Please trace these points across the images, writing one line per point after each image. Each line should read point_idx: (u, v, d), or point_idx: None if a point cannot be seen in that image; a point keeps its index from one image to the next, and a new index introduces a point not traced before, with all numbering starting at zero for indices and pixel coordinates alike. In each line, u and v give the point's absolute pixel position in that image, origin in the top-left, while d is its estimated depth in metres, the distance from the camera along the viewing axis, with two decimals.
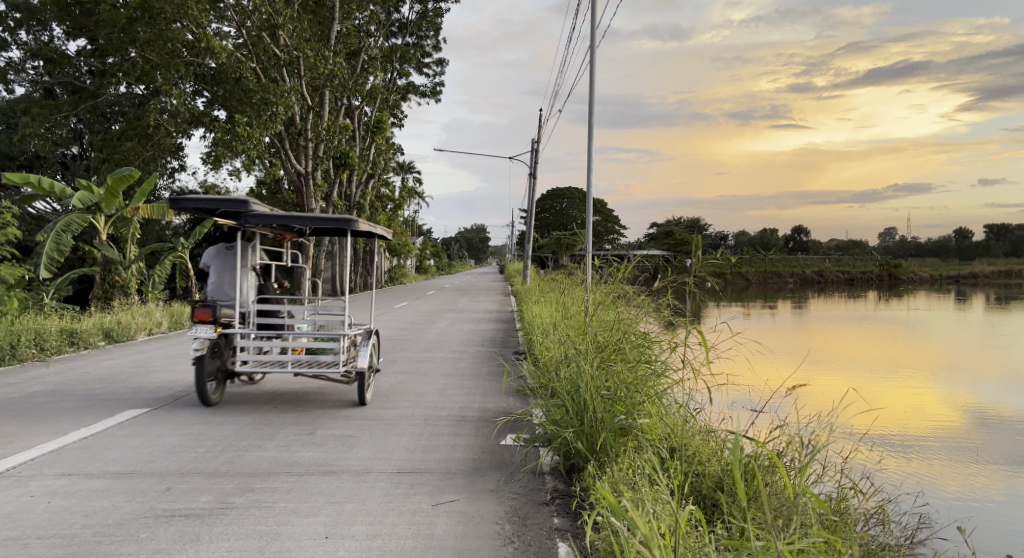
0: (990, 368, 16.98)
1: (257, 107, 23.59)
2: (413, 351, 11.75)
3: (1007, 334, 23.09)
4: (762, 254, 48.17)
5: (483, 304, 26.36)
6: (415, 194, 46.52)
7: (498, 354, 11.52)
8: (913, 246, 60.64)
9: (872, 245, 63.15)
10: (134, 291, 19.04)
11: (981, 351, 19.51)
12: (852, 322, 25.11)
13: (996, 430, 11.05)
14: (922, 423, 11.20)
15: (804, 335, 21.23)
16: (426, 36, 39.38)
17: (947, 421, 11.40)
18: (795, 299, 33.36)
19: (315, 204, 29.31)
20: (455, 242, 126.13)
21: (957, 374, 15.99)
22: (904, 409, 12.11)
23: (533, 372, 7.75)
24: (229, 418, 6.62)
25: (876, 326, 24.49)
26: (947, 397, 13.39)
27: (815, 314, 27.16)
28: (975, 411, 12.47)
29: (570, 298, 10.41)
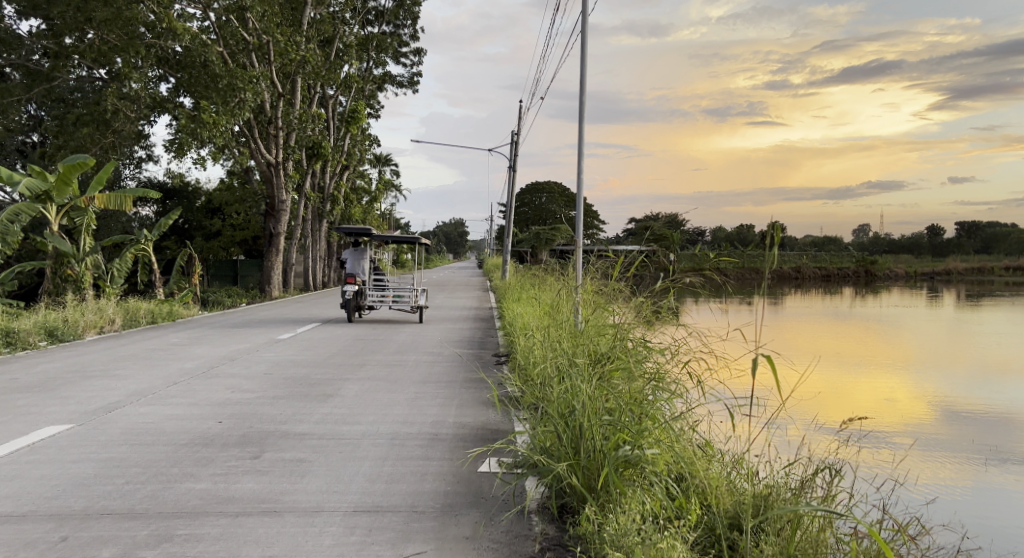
0: (960, 361, 16.65)
1: (224, 93, 22.64)
2: (384, 353, 10.87)
3: (978, 329, 22.82)
4: None
5: (460, 300, 25.47)
6: (392, 187, 45.41)
7: (476, 357, 10.67)
8: (887, 243, 60.62)
9: (847, 241, 63.05)
10: (87, 287, 17.88)
11: (951, 345, 19.18)
12: (824, 317, 24.71)
13: (967, 423, 10.45)
14: (896, 415, 10.66)
15: (775, 329, 20.75)
16: (404, 25, 38.23)
17: (919, 414, 10.91)
18: (772, 295, 32.86)
19: (286, 195, 28.26)
20: (432, 236, 125.07)
21: (924, 368, 15.50)
22: (873, 402, 11.52)
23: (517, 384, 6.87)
24: (164, 437, 5.72)
25: (848, 320, 24.13)
26: (921, 391, 12.93)
27: (790, 310, 26.70)
28: (942, 403, 11.91)
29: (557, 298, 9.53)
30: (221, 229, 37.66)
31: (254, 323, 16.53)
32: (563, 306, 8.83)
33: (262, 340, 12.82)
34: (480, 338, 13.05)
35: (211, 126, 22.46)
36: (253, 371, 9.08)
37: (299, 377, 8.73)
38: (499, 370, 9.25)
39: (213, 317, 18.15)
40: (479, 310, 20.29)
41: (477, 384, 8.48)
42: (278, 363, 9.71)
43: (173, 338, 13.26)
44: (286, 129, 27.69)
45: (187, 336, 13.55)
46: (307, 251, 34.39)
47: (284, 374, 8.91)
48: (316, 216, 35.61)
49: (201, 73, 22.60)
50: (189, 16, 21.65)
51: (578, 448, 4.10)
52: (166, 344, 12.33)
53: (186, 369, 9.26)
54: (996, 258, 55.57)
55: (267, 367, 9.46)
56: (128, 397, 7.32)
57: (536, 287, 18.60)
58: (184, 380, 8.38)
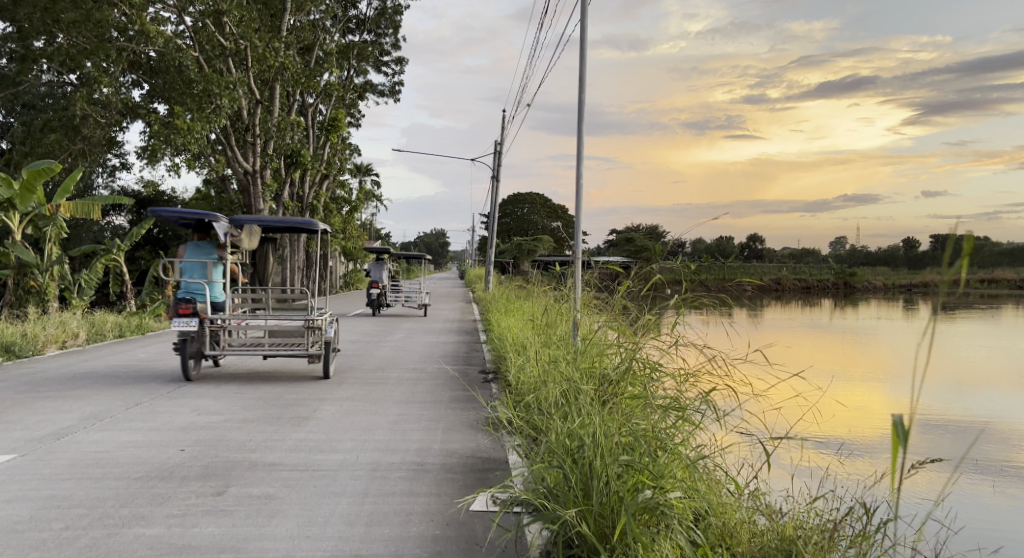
0: (938, 372, 16.37)
1: (199, 99, 21.98)
2: (364, 369, 10.29)
3: (955, 340, 22.67)
4: None
5: (441, 312, 24.85)
6: (373, 197, 44.74)
7: (462, 374, 10.10)
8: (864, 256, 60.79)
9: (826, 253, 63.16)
10: (51, 298, 17.11)
11: (927, 356, 18.96)
12: (803, 328, 24.47)
13: (945, 432, 10.11)
14: (870, 424, 10.32)
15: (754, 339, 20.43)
16: (385, 33, 37.70)
17: (894, 423, 10.59)
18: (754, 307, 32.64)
19: (264, 204, 27.57)
20: (414, 248, 124.24)
21: (901, 380, 15.09)
22: (852, 414, 11.05)
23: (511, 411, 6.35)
24: (118, 470, 5.13)
25: (827, 331, 23.89)
26: (898, 400, 12.64)
27: (770, 321, 26.44)
28: (921, 414, 11.51)
29: (556, 314, 8.93)
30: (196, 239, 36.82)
31: None
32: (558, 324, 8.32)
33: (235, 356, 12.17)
34: (465, 353, 12.47)
35: (186, 132, 21.72)
36: (224, 391, 8.46)
37: (273, 397, 8.12)
38: (489, 389, 8.67)
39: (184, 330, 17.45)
40: (462, 323, 19.71)
41: (465, 404, 7.90)
42: (251, 382, 9.09)
43: (141, 352, 12.60)
44: (264, 136, 26.93)
45: (156, 351, 12.88)
46: (285, 261, 33.61)
47: (257, 394, 8.30)
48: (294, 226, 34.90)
49: (177, 78, 22.01)
50: (164, 20, 21.07)
51: (586, 491, 3.60)
52: (134, 360, 11.66)
53: (152, 388, 8.63)
54: (973, 271, 55.88)
55: (239, 386, 8.83)
56: (84, 421, 6.70)
57: (524, 300, 18.03)
58: (147, 401, 7.75)
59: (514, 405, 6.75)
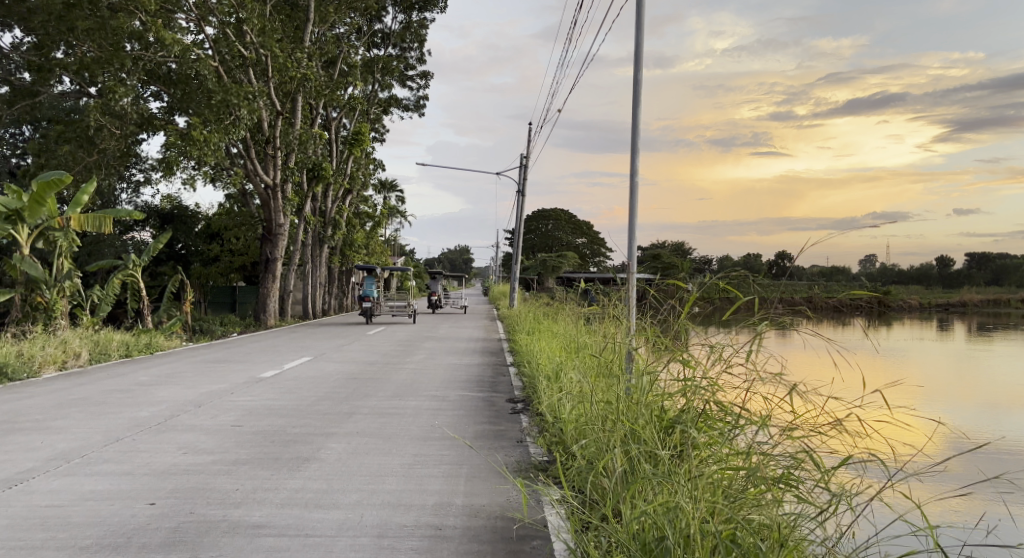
0: (983, 392, 15.19)
1: (218, 109, 21.31)
2: (380, 397, 9.30)
3: (999, 361, 21.30)
4: None
5: (465, 330, 23.80)
6: (397, 213, 44.03)
7: (489, 403, 9.06)
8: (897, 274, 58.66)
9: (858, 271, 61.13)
10: (59, 316, 16.29)
11: (969, 376, 17.79)
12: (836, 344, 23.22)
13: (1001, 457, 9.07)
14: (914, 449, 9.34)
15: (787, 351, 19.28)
16: (410, 47, 37.07)
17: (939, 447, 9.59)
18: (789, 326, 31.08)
19: (284, 219, 26.86)
20: (439, 264, 123.71)
21: (931, 400, 13.87)
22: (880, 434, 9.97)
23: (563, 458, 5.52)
24: (65, 535, 4.16)
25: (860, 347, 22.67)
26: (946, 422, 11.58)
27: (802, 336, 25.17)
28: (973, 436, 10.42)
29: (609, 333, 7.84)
30: (219, 254, 36.34)
31: (241, 355, 14.99)
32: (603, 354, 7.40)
33: (244, 378, 11.28)
34: (490, 377, 11.48)
35: (203, 143, 21.06)
36: (220, 423, 7.50)
37: (273, 432, 7.14)
38: (519, 422, 7.63)
39: (196, 349, 16.62)
40: (487, 343, 18.71)
41: (492, 439, 6.87)
42: (253, 412, 8.13)
43: (144, 375, 11.73)
44: (284, 149, 26.21)
45: (161, 372, 12.03)
46: (306, 277, 32.90)
47: (256, 428, 7.32)
48: (317, 241, 34.25)
49: (195, 89, 21.51)
50: (183, 29, 20.46)
51: None
52: (133, 382, 10.79)
53: (142, 418, 7.72)
54: (1014, 290, 53.54)
55: (239, 417, 7.87)
56: (51, 461, 5.77)
57: (554, 320, 16.95)
58: (129, 435, 6.80)
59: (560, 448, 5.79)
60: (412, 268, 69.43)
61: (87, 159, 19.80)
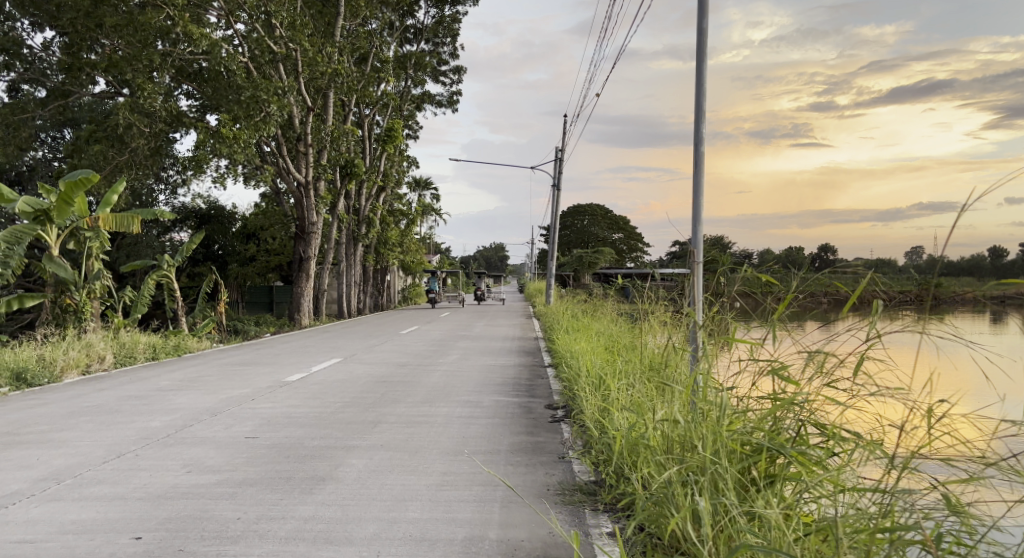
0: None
1: (247, 106, 20.95)
2: (410, 403, 8.64)
3: None
4: None
5: (501, 328, 23.12)
6: (432, 210, 43.55)
7: (527, 410, 8.34)
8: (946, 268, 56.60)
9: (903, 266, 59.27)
10: (88, 318, 15.92)
11: None
12: None
13: None
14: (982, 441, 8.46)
15: None
16: (444, 42, 36.50)
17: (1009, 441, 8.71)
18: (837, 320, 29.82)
19: (317, 217, 26.50)
20: (475, 261, 123.21)
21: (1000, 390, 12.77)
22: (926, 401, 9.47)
23: (617, 480, 4.89)
24: None
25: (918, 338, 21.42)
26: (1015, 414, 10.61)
27: None
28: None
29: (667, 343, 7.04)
30: (255, 254, 36.25)
31: (270, 357, 14.47)
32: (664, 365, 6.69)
33: (268, 382, 10.71)
34: (527, 380, 10.76)
35: (232, 141, 20.76)
36: (232, 436, 6.89)
37: (289, 446, 6.49)
38: (560, 433, 6.89)
39: (226, 350, 16.16)
40: (523, 342, 18.00)
41: (534, 454, 6.17)
42: (270, 422, 7.51)
43: (167, 379, 11.22)
44: (316, 145, 25.75)
45: (185, 376, 11.53)
46: (340, 275, 32.56)
47: (270, 441, 6.68)
48: (351, 239, 33.90)
49: (224, 84, 21.15)
50: (213, 25, 20.12)
51: None
52: (153, 387, 10.28)
53: (152, 429, 7.14)
54: None
55: (255, 428, 7.24)
56: (39, 482, 5.19)
57: (594, 318, 16.12)
58: (133, 449, 6.21)
59: (610, 473, 5.06)
60: (448, 264, 69.14)
61: (118, 159, 19.60)
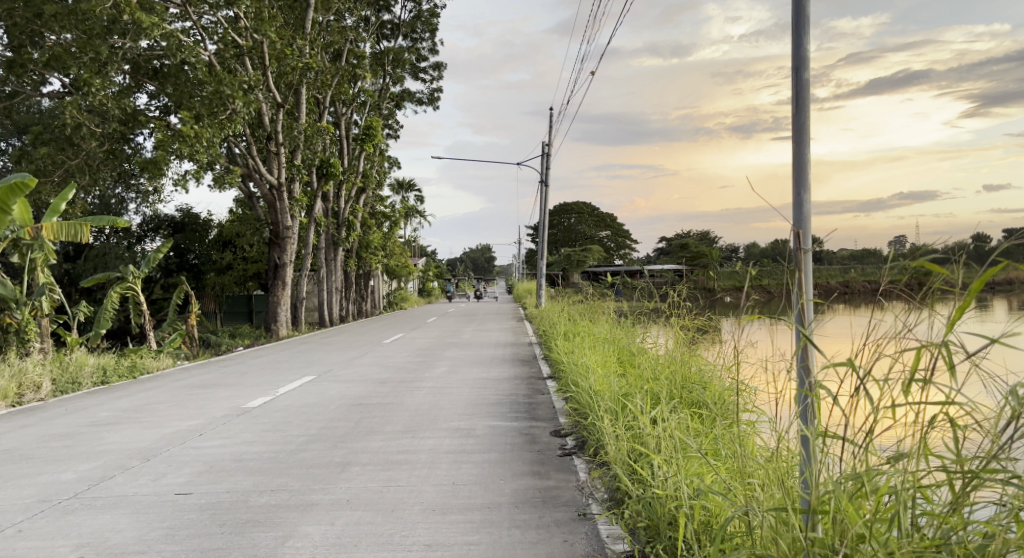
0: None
1: (210, 103, 19.59)
2: (387, 435, 7.21)
3: None
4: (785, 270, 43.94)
5: (491, 333, 21.73)
6: (416, 213, 42.12)
7: (530, 440, 6.89)
8: None
9: None
10: (33, 339, 14.26)
11: None
12: None
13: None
14: None
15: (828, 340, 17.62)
16: (422, 38, 35.07)
17: None
18: None
19: (292, 221, 25.00)
20: (463, 264, 121.64)
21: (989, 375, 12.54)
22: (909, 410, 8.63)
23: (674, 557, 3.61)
24: None
25: None
26: None
27: None
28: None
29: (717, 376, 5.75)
30: (232, 262, 34.63)
31: (236, 376, 12.93)
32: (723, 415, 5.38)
33: (226, 409, 9.19)
34: (524, 398, 9.33)
35: (194, 139, 19.08)
36: (158, 493, 5.40)
37: (227, 507, 5.01)
38: (576, 475, 5.48)
39: (188, 369, 14.58)
40: (516, 349, 16.54)
41: (552, 510, 4.74)
42: (213, 469, 6.03)
43: (108, 409, 9.68)
44: (289, 145, 24.21)
45: (133, 404, 10.00)
46: (320, 282, 31.07)
47: (206, 500, 5.20)
48: (331, 243, 32.35)
49: (184, 79, 19.67)
50: (170, 16, 18.62)
51: None
52: (90, 420, 8.75)
53: (59, 486, 5.64)
54: None
55: (193, 479, 5.75)
56: None
57: (595, 323, 14.73)
58: (19, 522, 4.72)
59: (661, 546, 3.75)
60: (434, 268, 67.62)
61: (67, 163, 18.22)
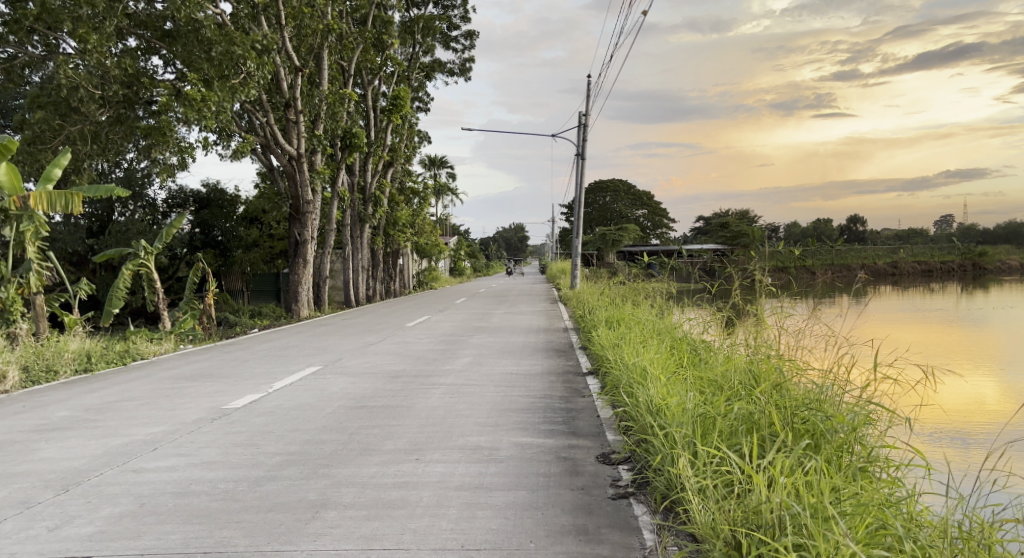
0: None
1: (220, 63, 18.00)
2: (382, 458, 5.58)
3: None
4: (830, 254, 41.84)
5: (522, 317, 20.07)
6: (447, 190, 40.51)
7: (570, 470, 5.20)
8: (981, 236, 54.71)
9: (942, 241, 56.15)
10: (17, 319, 12.80)
11: None
12: (909, 319, 20.19)
13: None
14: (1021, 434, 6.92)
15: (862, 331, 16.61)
16: (453, 5, 33.25)
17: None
18: (884, 296, 27.05)
19: (312, 194, 23.49)
20: (496, 243, 120.14)
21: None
22: (942, 416, 7.68)
23: None
24: None
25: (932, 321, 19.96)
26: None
27: (880, 311, 21.94)
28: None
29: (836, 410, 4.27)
30: (258, 239, 33.41)
31: (234, 365, 11.38)
32: (851, 446, 4.01)
33: (202, 411, 7.62)
34: (562, 401, 7.64)
35: (201, 103, 17.37)
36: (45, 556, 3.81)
37: None
38: (641, 538, 3.89)
39: (186, 355, 13.08)
40: (551, 335, 14.84)
41: None
42: (140, 512, 4.44)
43: (69, 406, 8.16)
44: (307, 113, 22.57)
45: (102, 400, 8.49)
46: (345, 260, 29.71)
47: None
48: (357, 220, 30.95)
49: (193, 40, 18.14)
50: None
51: None
52: (36, 423, 7.20)
53: None
54: None
55: (106, 529, 4.17)
56: None
57: (639, 309, 12.98)
58: None
59: None
60: (467, 247, 66.05)
61: (68, 129, 16.85)
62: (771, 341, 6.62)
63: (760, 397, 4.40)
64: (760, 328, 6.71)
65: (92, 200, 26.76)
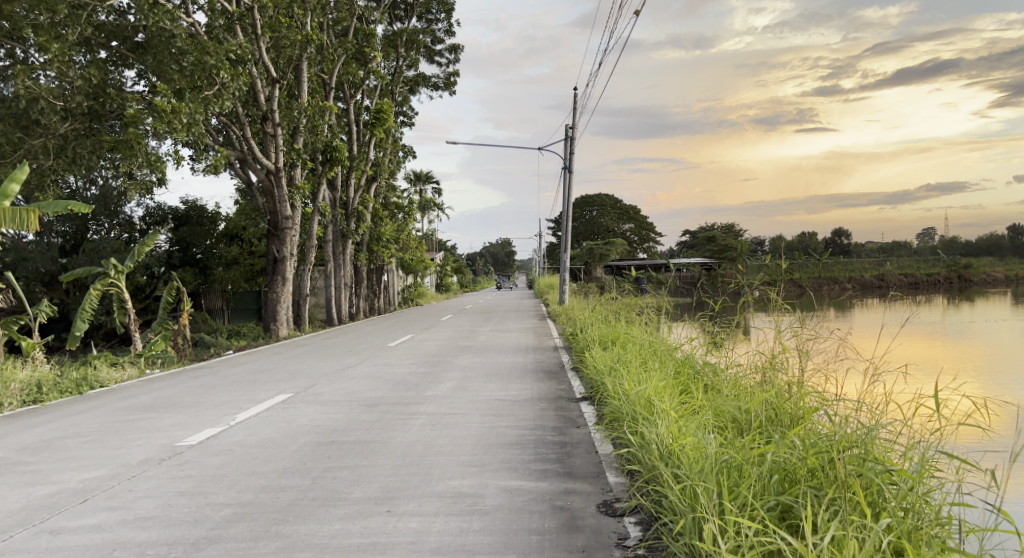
0: None
1: (192, 73, 17.21)
2: (347, 510, 4.79)
3: None
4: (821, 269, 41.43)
5: (510, 335, 19.29)
6: (432, 206, 39.83)
7: (567, 525, 4.42)
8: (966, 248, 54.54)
9: (928, 254, 55.97)
10: None
11: None
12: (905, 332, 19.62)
13: None
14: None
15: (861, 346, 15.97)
16: (437, 19, 32.68)
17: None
18: (878, 309, 26.51)
19: (291, 210, 22.61)
20: (483, 258, 119.46)
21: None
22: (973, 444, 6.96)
23: None
24: None
25: (930, 334, 19.38)
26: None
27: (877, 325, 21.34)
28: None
29: (890, 459, 3.62)
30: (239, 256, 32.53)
31: (199, 393, 10.53)
32: (917, 508, 3.37)
33: (152, 449, 6.80)
34: (555, 434, 6.84)
35: (170, 114, 16.50)
36: None
37: None
38: None
39: (150, 381, 12.20)
40: (540, 355, 14.04)
41: None
42: None
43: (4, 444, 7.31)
44: (285, 126, 21.79)
45: (44, 436, 7.63)
46: (328, 278, 28.84)
47: None
48: (340, 236, 30.09)
49: (164, 51, 17.39)
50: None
51: None
52: None
53: None
54: None
55: None
56: None
57: (634, 328, 12.24)
58: None
59: None
60: (452, 264, 65.21)
61: (30, 144, 16.06)
62: (791, 370, 5.91)
63: (800, 450, 3.75)
64: (781, 355, 5.98)
65: (63, 217, 25.81)
